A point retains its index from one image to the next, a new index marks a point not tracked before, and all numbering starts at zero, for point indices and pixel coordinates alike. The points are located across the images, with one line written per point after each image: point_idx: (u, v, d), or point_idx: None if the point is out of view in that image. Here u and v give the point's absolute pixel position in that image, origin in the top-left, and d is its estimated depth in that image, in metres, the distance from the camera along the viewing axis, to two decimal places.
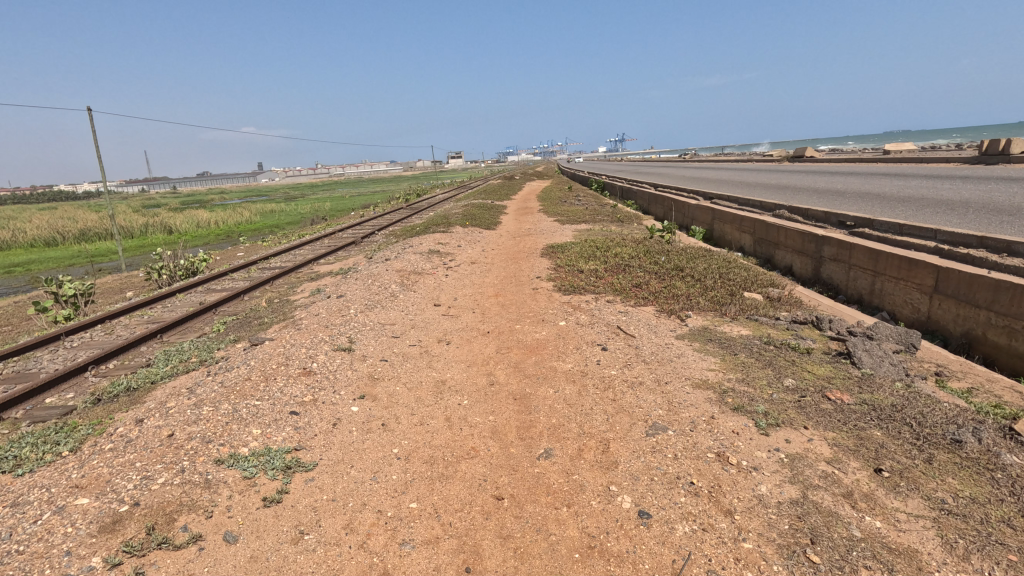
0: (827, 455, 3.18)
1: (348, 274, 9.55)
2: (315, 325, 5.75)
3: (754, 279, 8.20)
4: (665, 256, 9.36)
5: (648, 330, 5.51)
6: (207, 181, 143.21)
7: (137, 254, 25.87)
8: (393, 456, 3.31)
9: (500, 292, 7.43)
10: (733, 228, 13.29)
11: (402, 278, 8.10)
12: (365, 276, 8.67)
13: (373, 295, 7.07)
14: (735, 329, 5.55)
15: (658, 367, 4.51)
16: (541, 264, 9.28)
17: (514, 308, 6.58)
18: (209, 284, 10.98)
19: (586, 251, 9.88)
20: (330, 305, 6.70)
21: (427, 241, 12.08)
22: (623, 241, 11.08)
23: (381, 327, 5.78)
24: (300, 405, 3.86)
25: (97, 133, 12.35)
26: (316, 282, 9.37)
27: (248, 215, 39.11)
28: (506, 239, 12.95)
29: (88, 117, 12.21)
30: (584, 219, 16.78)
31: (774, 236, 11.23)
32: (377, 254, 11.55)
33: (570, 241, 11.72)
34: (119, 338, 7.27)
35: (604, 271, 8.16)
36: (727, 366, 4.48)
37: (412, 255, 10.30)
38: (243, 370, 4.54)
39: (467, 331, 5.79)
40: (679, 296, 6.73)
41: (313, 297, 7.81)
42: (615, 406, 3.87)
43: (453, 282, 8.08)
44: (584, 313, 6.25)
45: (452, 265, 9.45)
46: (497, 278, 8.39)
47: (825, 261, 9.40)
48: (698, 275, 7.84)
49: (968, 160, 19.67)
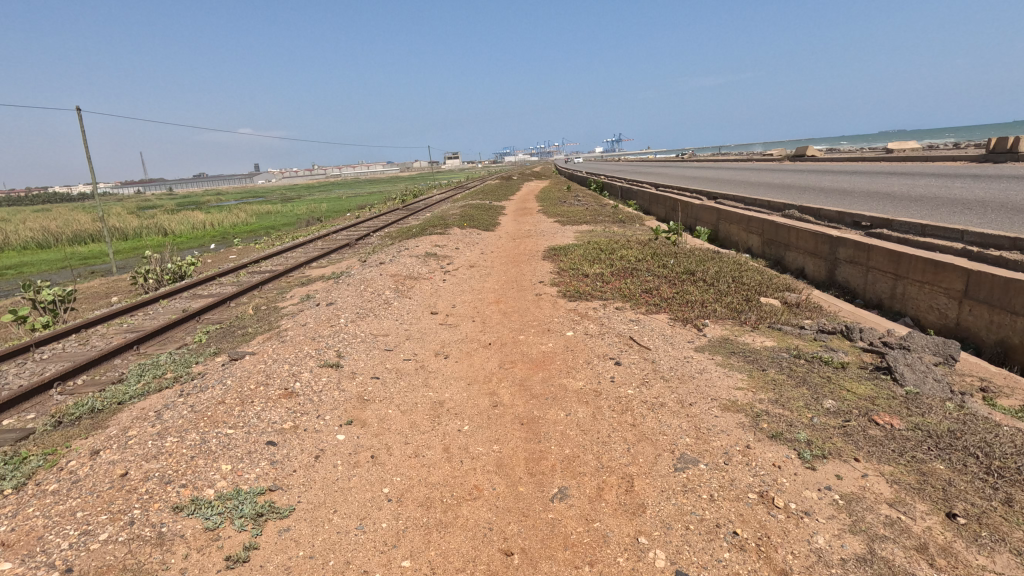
0: (887, 495, 2.73)
1: (340, 279, 9.08)
2: (301, 337, 5.29)
3: (769, 283, 7.77)
4: (673, 258, 8.93)
5: (664, 341, 5.06)
6: (204, 182, 142.40)
7: (128, 256, 25.34)
8: (383, 498, 2.85)
9: (501, 299, 6.97)
10: (740, 228, 12.89)
11: (396, 283, 7.64)
12: (358, 281, 8.21)
13: (366, 302, 6.60)
14: (758, 340, 5.10)
15: (679, 386, 4.06)
16: (543, 267, 8.83)
17: (517, 317, 6.13)
18: (196, 289, 10.49)
19: (591, 254, 9.43)
20: (318, 314, 6.23)
21: (424, 243, 11.62)
22: (628, 242, 10.63)
23: (373, 339, 5.32)
24: (279, 434, 3.40)
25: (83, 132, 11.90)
26: (307, 287, 8.90)
27: (243, 215, 38.55)
28: (506, 241, 12.51)
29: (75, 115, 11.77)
30: (585, 219, 16.34)
31: (785, 237, 10.82)
32: (372, 257, 11.10)
33: (573, 243, 11.28)
34: (93, 349, 6.78)
35: (611, 276, 7.72)
36: (757, 384, 4.03)
37: (408, 258, 9.85)
38: (218, 390, 4.08)
39: (466, 342, 5.33)
40: (694, 302, 6.28)
41: (302, 304, 7.34)
42: (636, 433, 3.42)
43: (452, 288, 7.62)
44: (592, 322, 5.80)
45: (450, 269, 8.99)
46: (498, 283, 7.94)
47: (841, 263, 8.99)
48: (711, 280, 7.41)
49: (975, 159, 19.26)
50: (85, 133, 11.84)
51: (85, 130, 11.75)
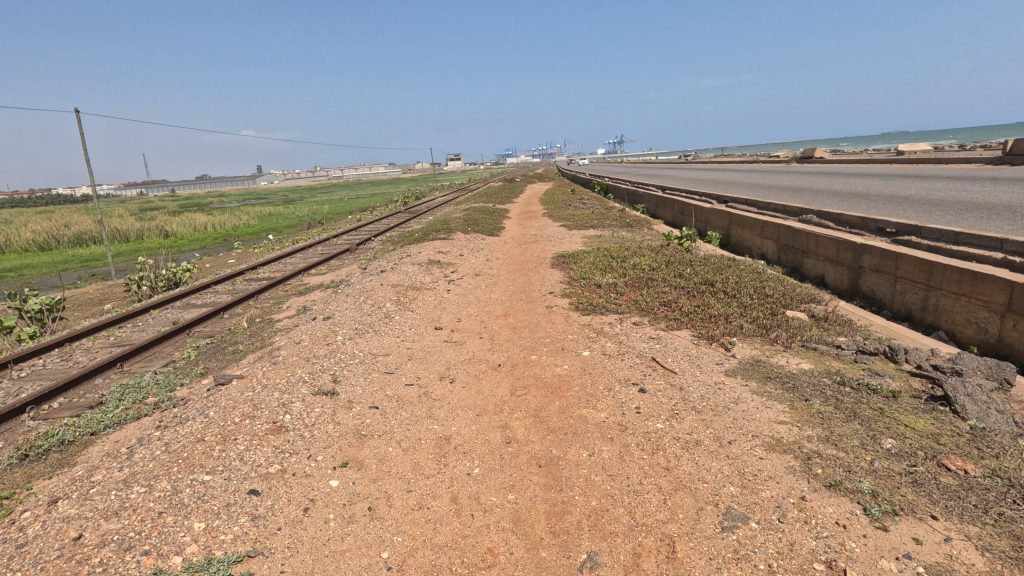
0: (980, 567, 2.30)
1: (339, 288, 8.68)
2: (294, 357, 4.87)
3: (793, 294, 7.34)
4: (689, 267, 8.49)
5: (690, 363, 4.63)
6: (206, 184, 142.42)
7: (128, 259, 24.94)
8: (381, 566, 2.42)
9: (509, 312, 6.55)
10: (753, 234, 12.47)
11: (398, 294, 7.22)
12: (357, 292, 7.79)
13: (365, 316, 6.19)
14: (794, 363, 4.65)
15: (714, 419, 3.63)
16: (552, 276, 8.40)
17: (528, 333, 5.71)
18: (190, 297, 10.09)
19: (602, 262, 9.00)
20: (314, 330, 5.82)
21: (426, 249, 11.19)
22: (640, 249, 10.20)
23: (373, 360, 4.90)
24: (263, 480, 2.97)
25: (83, 135, 11.64)
26: (304, 298, 8.49)
27: (245, 217, 38.26)
28: (512, 246, 12.12)
29: (76, 118, 11.52)
30: (591, 223, 15.92)
31: (803, 243, 10.40)
32: (373, 264, 10.68)
33: (582, 249, 10.86)
34: (74, 366, 6.34)
35: (625, 286, 7.30)
36: (802, 417, 3.59)
37: (411, 266, 9.46)
38: (199, 423, 3.66)
39: (473, 363, 4.91)
40: (717, 317, 5.85)
41: (298, 317, 6.92)
42: (671, 480, 2.99)
43: (457, 299, 7.21)
44: (609, 340, 5.37)
45: (454, 277, 8.58)
46: (505, 293, 7.52)
47: (865, 271, 8.56)
48: (733, 292, 6.98)
49: (990, 161, 18.83)
50: (83, 137, 11.48)
51: (81, 133, 11.39)
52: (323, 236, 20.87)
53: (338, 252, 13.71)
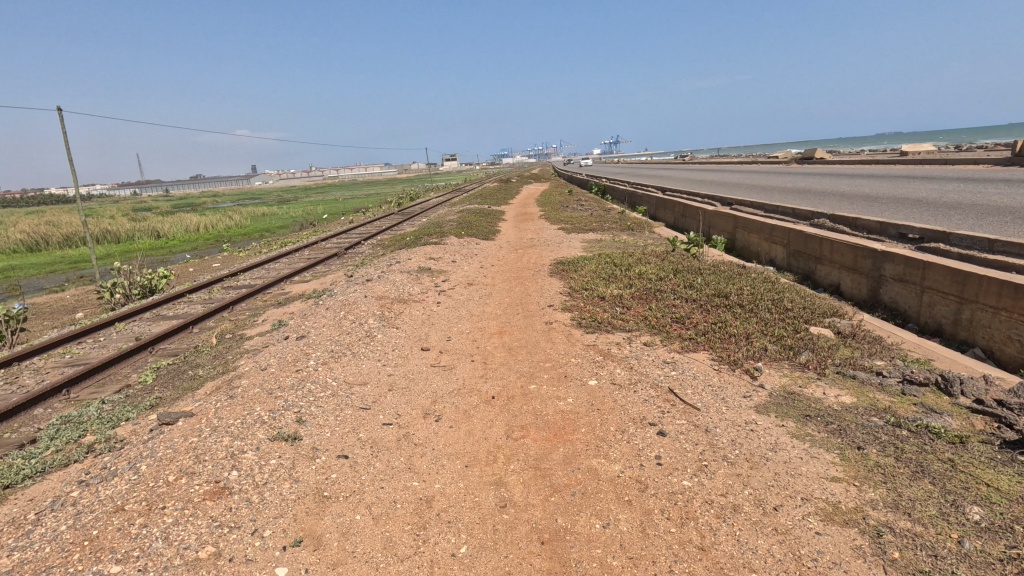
0: None
1: (321, 299, 8.02)
2: (255, 389, 4.21)
3: (814, 308, 6.73)
4: (699, 277, 7.88)
5: (714, 397, 4.00)
6: (199, 184, 141.13)
7: (115, 261, 24.17)
8: None
9: (505, 330, 5.90)
10: (761, 238, 11.91)
11: (383, 307, 6.57)
12: (339, 304, 7.14)
13: (343, 336, 5.53)
14: (832, 395, 4.03)
15: (752, 475, 3.00)
16: (551, 287, 7.76)
17: (525, 356, 5.08)
18: (162, 307, 9.39)
19: (605, 270, 8.36)
20: (284, 352, 5.15)
21: (417, 255, 10.54)
22: (644, 255, 9.59)
23: (347, 392, 4.26)
24: (189, 569, 2.33)
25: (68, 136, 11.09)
26: (283, 310, 7.82)
27: (235, 217, 37.43)
28: (508, 252, 11.47)
29: (59, 118, 10.97)
30: (590, 226, 15.29)
31: (815, 249, 9.83)
32: (359, 271, 10.03)
33: (582, 255, 10.25)
34: (17, 392, 5.64)
35: (631, 299, 6.69)
36: (859, 473, 2.97)
37: (399, 274, 8.82)
38: (123, 481, 3.00)
39: (463, 393, 4.28)
40: (737, 337, 5.24)
41: (271, 334, 6.25)
42: (708, 567, 2.37)
43: (447, 314, 6.56)
44: (618, 365, 4.75)
45: (445, 288, 7.94)
46: (500, 306, 6.89)
47: (887, 281, 7.99)
48: (750, 306, 6.38)
49: (999, 161, 18.37)
50: (66, 136, 10.41)
51: (64, 134, 10.40)
52: (313, 238, 20.15)
53: (325, 256, 13.03)
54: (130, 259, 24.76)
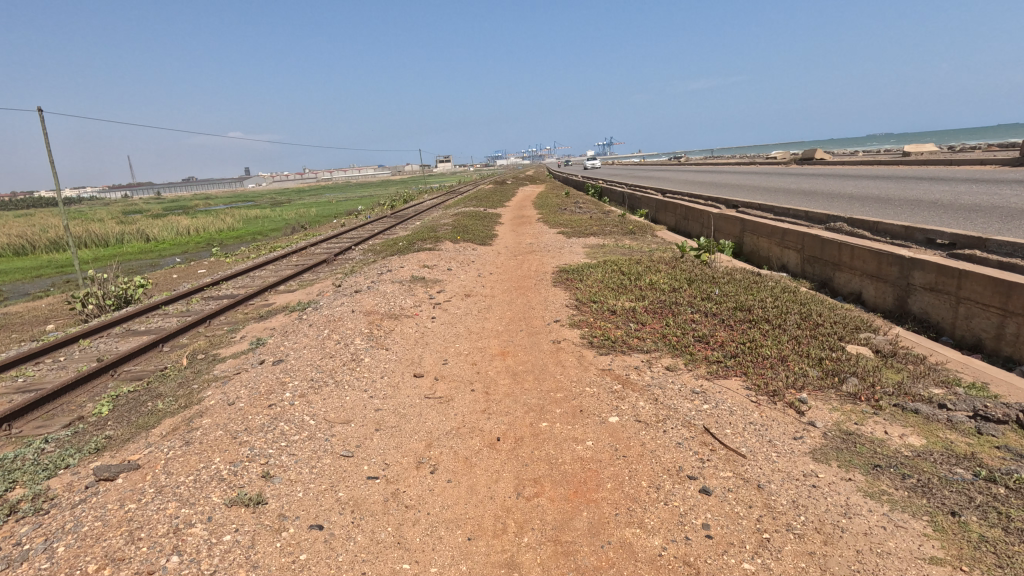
0: None
1: (305, 313, 7.36)
2: (216, 431, 3.56)
3: (845, 322, 6.15)
4: (715, 287, 7.30)
5: (760, 440, 3.39)
6: (190, 186, 139.73)
7: (102, 267, 23.42)
8: None
9: (508, 352, 5.28)
10: (771, 243, 11.38)
11: (371, 324, 5.93)
12: (323, 320, 6.49)
13: (325, 360, 4.89)
14: (898, 436, 3.43)
15: (829, 557, 2.38)
16: (556, 299, 7.15)
17: (533, 386, 4.45)
18: (135, 321, 8.69)
19: (613, 279, 7.76)
20: (256, 380, 4.50)
21: (410, 263, 9.92)
22: (653, 263, 9.01)
23: (327, 434, 3.62)
24: None
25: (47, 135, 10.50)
26: (263, 326, 7.15)
27: (225, 220, 36.62)
28: (506, 258, 10.86)
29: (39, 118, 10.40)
30: (591, 230, 14.71)
31: (834, 255, 9.29)
32: (348, 280, 9.38)
33: (586, 262, 9.65)
34: None
35: (646, 313, 6.08)
36: (965, 553, 2.35)
37: (391, 284, 8.20)
38: (31, 569, 2.35)
39: (463, 434, 3.65)
40: (771, 361, 4.64)
41: (245, 355, 5.59)
42: None
43: (443, 331, 5.94)
44: (640, 395, 4.13)
45: (440, 300, 7.32)
46: (501, 322, 6.28)
47: (916, 290, 7.44)
48: (776, 322, 5.78)
49: (1006, 162, 17.94)
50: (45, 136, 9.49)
51: (42, 134, 9.55)
52: (304, 243, 19.48)
53: (314, 263, 12.36)
54: (116, 264, 23.98)
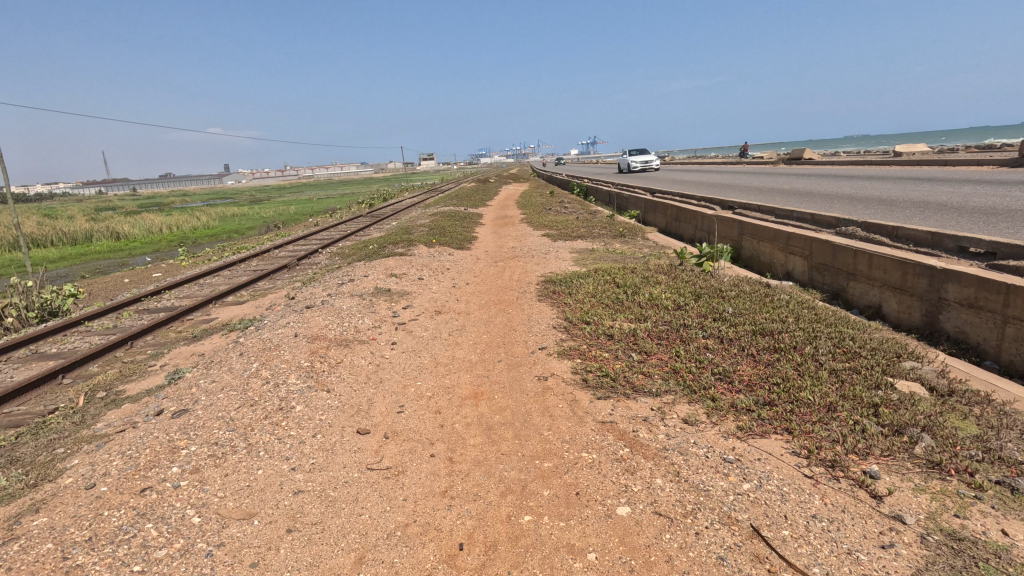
0: None
1: (244, 335, 6.17)
2: (45, 545, 2.42)
3: (883, 346, 5.18)
4: (725, 303, 6.32)
5: (837, 553, 2.36)
6: (164, 181, 135.97)
7: (60, 267, 21.78)
8: None
9: (481, 395, 4.19)
10: (774, 248, 10.50)
11: (313, 355, 4.80)
12: (258, 345, 5.33)
13: (242, 412, 3.75)
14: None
15: None
16: (541, 318, 6.09)
17: (513, 450, 3.38)
18: (47, 339, 7.37)
19: (606, 293, 6.71)
20: (140, 444, 3.34)
21: (375, 271, 8.80)
22: (650, 272, 8.01)
23: (214, 543, 2.50)
24: None
25: None
26: (191, 351, 5.96)
27: (194, 217, 34.89)
28: (485, 264, 9.79)
29: None
30: (578, 233, 13.69)
31: (848, 263, 8.41)
32: (304, 291, 8.21)
33: (573, 270, 8.62)
34: None
35: (650, 340, 5.05)
36: None
37: (349, 297, 7.07)
38: None
39: (411, 540, 2.56)
40: (818, 412, 3.64)
41: (148, 396, 4.41)
42: None
43: (402, 363, 4.83)
44: (655, 467, 3.09)
45: (405, 319, 6.22)
46: (475, 349, 5.20)
47: (950, 306, 6.54)
48: (806, 351, 4.79)
49: (1004, 163, 17.35)
50: None
51: None
52: (271, 244, 18.14)
53: (273, 269, 11.12)
54: (76, 265, 22.37)
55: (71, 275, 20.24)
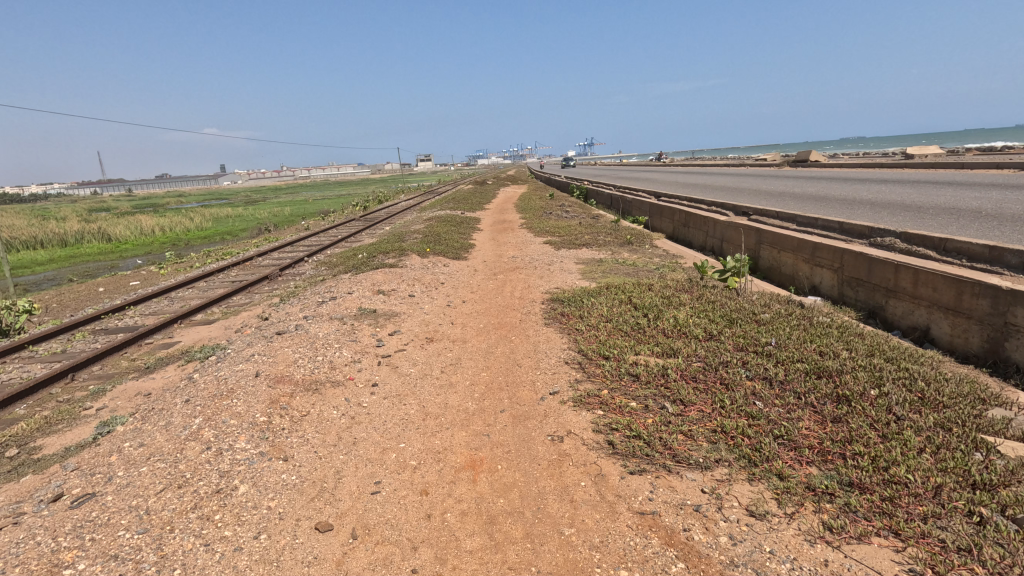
0: None
1: (201, 369, 5.24)
2: None
3: (964, 388, 4.28)
4: (762, 331, 5.44)
5: None
6: (159, 182, 134.74)
7: (46, 270, 20.81)
8: None
9: (481, 466, 3.29)
10: (798, 259, 9.64)
11: (272, 405, 3.89)
12: (210, 387, 4.42)
13: (165, 499, 2.83)
14: None
15: None
16: (550, 350, 5.19)
17: (524, 564, 2.47)
18: None
19: (623, 318, 5.83)
20: (12, 556, 2.43)
21: (361, 286, 7.89)
22: (669, 290, 7.12)
23: None
24: None
25: None
26: (138, 390, 5.03)
27: (184, 217, 33.84)
28: (484, 278, 8.89)
29: None
30: (583, 240, 12.80)
31: (888, 278, 7.55)
32: (280, 311, 7.29)
33: (582, 286, 7.73)
34: None
35: (685, 385, 4.16)
36: None
37: (328, 321, 6.16)
38: None
39: None
40: (926, 501, 2.74)
41: (60, 462, 3.49)
42: None
43: (383, 416, 3.93)
44: None
45: (390, 349, 5.31)
46: (471, 393, 4.30)
47: (1018, 333, 5.68)
48: (878, 401, 3.90)
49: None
50: None
51: None
52: (259, 249, 17.16)
53: (252, 281, 10.17)
54: (65, 267, 21.43)
55: (58, 277, 19.35)
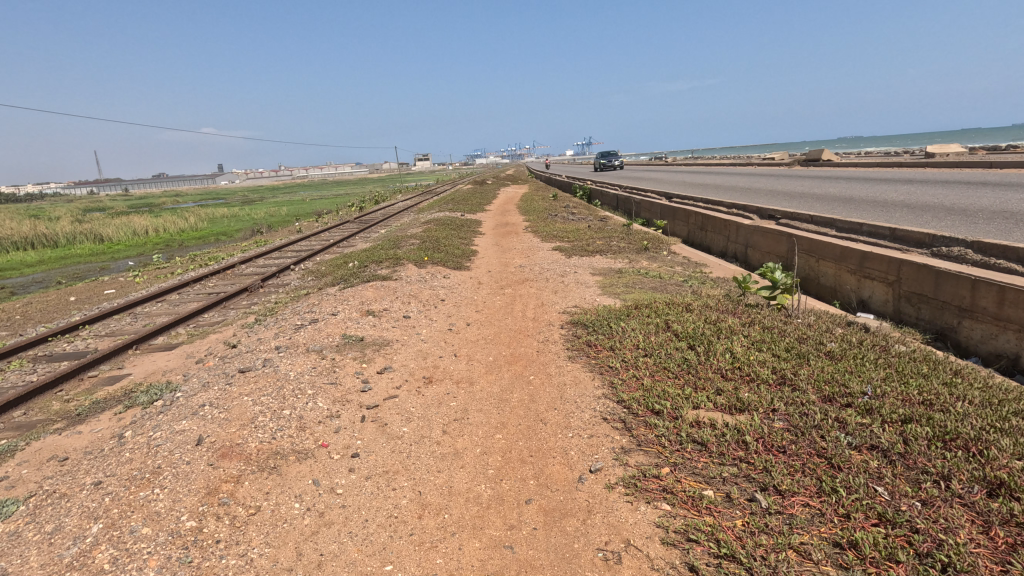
0: None
1: (137, 422, 4.11)
2: None
3: None
4: (842, 370, 4.34)
5: None
6: (154, 181, 133.39)
7: (33, 272, 19.74)
8: None
9: None
10: (843, 270, 8.54)
11: (208, 501, 2.79)
12: (135, 460, 3.32)
13: None
14: None
15: None
16: (582, 397, 4.08)
17: None
18: None
19: (666, 351, 4.73)
20: None
21: (348, 304, 6.79)
22: (710, 311, 6.02)
23: None
24: None
25: None
26: (53, 453, 3.90)
27: (177, 217, 32.66)
28: (489, 292, 7.80)
29: None
30: (596, 246, 11.72)
31: (960, 295, 6.47)
32: (252, 336, 6.17)
33: (604, 305, 6.63)
34: None
35: (776, 463, 3.06)
36: None
37: (302, 354, 5.04)
38: None
39: None
40: None
41: None
42: None
43: (364, 513, 2.82)
44: None
45: (376, 397, 4.18)
46: (484, 470, 3.19)
47: None
48: None
49: None
50: None
51: None
52: (246, 255, 15.99)
53: (230, 294, 9.04)
54: (53, 268, 20.29)
55: (45, 280, 18.21)
